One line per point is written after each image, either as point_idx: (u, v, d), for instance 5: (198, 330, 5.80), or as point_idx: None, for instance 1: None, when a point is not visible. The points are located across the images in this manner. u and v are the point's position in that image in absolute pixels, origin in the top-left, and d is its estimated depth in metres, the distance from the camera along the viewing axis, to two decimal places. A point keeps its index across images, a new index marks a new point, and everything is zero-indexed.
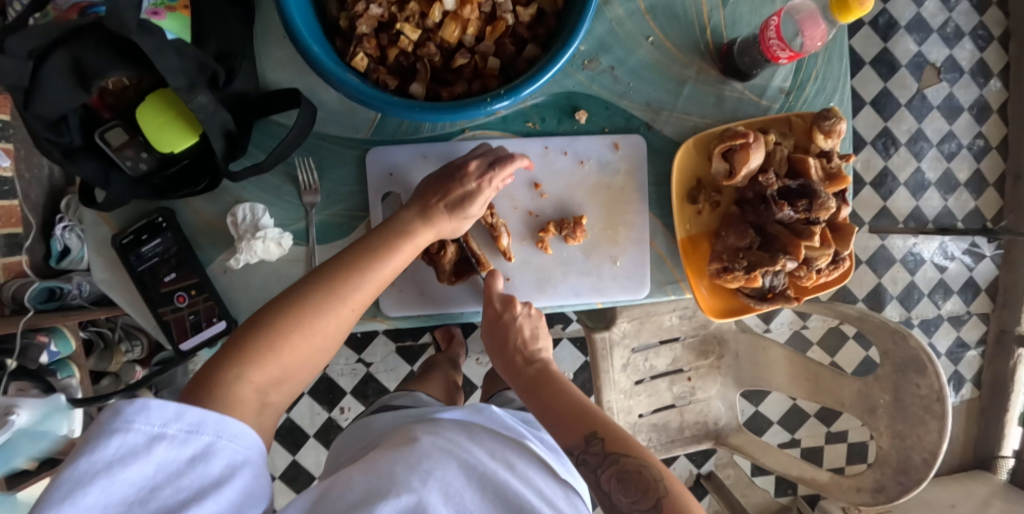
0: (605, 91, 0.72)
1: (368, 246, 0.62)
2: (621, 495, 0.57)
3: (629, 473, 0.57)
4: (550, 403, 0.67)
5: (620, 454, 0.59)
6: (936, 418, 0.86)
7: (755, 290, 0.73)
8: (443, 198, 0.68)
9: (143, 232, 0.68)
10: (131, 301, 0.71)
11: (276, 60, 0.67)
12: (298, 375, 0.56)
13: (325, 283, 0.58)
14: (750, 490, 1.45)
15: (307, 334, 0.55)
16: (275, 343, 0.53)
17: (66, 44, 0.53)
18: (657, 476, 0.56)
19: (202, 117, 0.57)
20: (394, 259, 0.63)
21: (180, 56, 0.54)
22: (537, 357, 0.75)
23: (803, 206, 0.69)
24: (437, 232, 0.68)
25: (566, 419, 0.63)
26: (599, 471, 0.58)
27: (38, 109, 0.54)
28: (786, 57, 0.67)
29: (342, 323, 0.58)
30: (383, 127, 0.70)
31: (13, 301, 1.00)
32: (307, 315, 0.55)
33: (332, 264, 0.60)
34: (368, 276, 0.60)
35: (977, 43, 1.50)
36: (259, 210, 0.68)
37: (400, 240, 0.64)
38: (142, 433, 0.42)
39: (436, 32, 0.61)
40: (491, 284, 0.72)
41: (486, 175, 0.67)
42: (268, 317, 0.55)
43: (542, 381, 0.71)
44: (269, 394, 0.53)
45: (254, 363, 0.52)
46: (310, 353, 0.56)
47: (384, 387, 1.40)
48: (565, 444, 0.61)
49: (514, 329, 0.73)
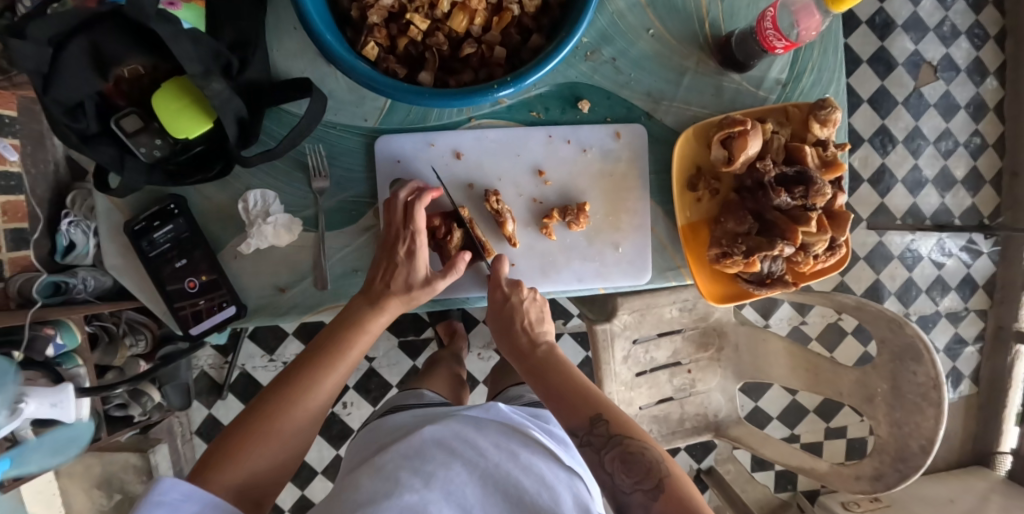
0: (607, 81, 0.74)
1: (324, 346, 0.67)
2: (624, 477, 0.56)
3: (633, 456, 0.57)
4: (555, 384, 0.66)
5: (624, 436, 0.58)
6: (933, 405, 0.87)
7: (754, 276, 0.74)
8: (388, 281, 0.69)
9: (154, 219, 0.70)
10: (142, 287, 0.72)
11: (287, 50, 0.69)
12: (273, 481, 0.59)
13: (282, 390, 0.62)
14: (750, 485, 1.46)
15: (267, 438, 0.59)
16: (240, 454, 0.57)
17: (85, 32, 0.55)
18: (659, 461, 0.56)
19: (217, 103, 0.58)
20: (351, 352, 0.67)
21: (195, 44, 0.55)
22: (543, 337, 0.73)
23: (800, 193, 0.70)
24: (392, 312, 0.70)
25: (568, 401, 0.63)
26: (602, 453, 0.57)
27: (55, 93, 0.56)
28: (782, 47, 0.68)
29: (301, 422, 0.61)
30: (391, 115, 0.72)
31: (18, 296, 0.97)
32: (266, 422, 0.59)
33: (291, 370, 0.64)
34: (324, 379, 0.64)
35: (973, 42, 1.52)
36: (271, 197, 0.70)
37: (356, 331, 0.68)
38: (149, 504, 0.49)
39: (445, 22, 0.62)
40: (499, 270, 0.73)
41: (411, 243, 0.69)
42: (231, 434, 0.58)
43: (548, 362, 0.69)
44: (243, 507, 0.55)
45: (222, 469, 0.55)
46: (277, 457, 0.59)
47: (387, 381, 1.41)
48: (569, 426, 0.61)
49: (519, 313, 0.72)
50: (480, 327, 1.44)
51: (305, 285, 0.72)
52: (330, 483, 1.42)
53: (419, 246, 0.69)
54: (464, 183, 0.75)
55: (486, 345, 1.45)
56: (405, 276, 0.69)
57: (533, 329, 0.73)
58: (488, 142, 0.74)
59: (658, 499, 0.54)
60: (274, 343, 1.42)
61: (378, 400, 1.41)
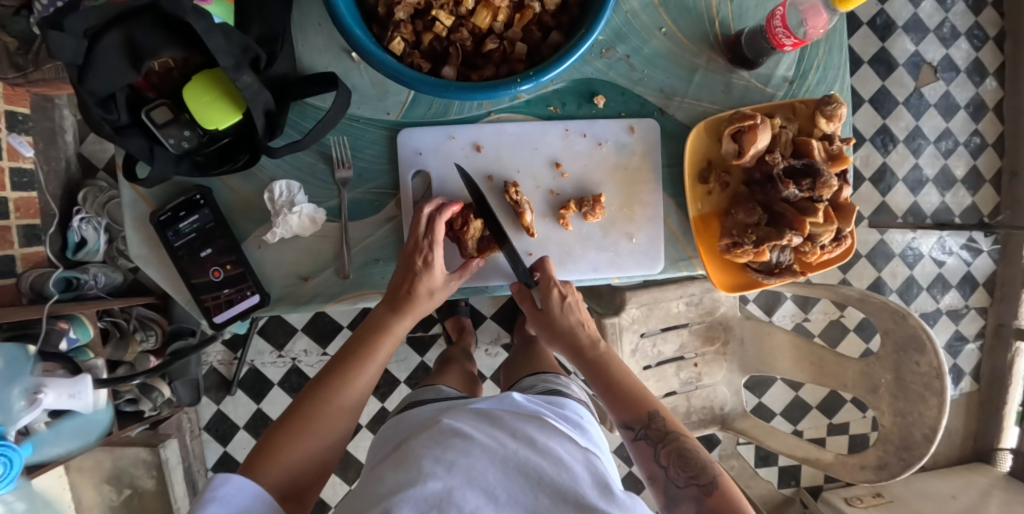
0: (621, 78, 0.76)
1: (353, 350, 0.70)
2: (679, 471, 0.63)
3: (686, 453, 0.65)
4: (611, 380, 0.71)
5: (678, 434, 0.66)
6: (935, 394, 0.89)
7: (762, 266, 0.77)
8: (409, 287, 0.71)
9: (181, 209, 0.72)
10: (167, 276, 0.74)
11: (313, 46, 0.71)
12: (313, 479, 0.61)
13: (315, 393, 0.65)
14: (753, 481, 1.47)
15: (303, 438, 0.61)
16: (282, 452, 0.59)
17: (120, 24, 0.57)
18: (710, 461, 0.64)
19: (247, 95, 0.60)
20: (379, 355, 0.70)
21: (226, 37, 0.57)
22: (597, 337, 0.76)
23: (806, 185, 0.72)
24: (415, 315, 0.73)
25: (629, 398, 0.69)
26: (659, 446, 0.65)
27: (92, 84, 0.57)
28: (790, 45, 0.70)
29: (334, 424, 0.64)
30: (412, 108, 0.74)
31: (30, 291, 1.05)
32: (303, 422, 0.62)
33: (325, 373, 0.67)
34: (355, 381, 0.67)
35: (972, 43, 1.54)
36: (295, 187, 0.72)
37: (382, 335, 0.71)
38: (205, 500, 0.52)
39: (469, 18, 0.65)
40: (546, 274, 0.76)
41: (428, 253, 0.71)
42: (271, 435, 0.61)
43: (606, 359, 0.73)
44: (286, 501, 0.58)
45: (264, 467, 0.58)
46: (315, 455, 0.62)
47: (395, 377, 1.43)
48: (629, 419, 0.68)
49: (574, 312, 0.76)
50: (488, 324, 1.46)
51: (327, 275, 0.74)
52: (339, 479, 1.43)
53: (435, 254, 0.71)
54: (484, 175, 0.77)
55: (494, 341, 1.47)
56: (426, 282, 0.71)
57: (586, 327, 0.76)
58: (507, 136, 0.77)
59: (710, 494, 0.61)
60: (283, 339, 1.42)
61: (385, 395, 1.43)
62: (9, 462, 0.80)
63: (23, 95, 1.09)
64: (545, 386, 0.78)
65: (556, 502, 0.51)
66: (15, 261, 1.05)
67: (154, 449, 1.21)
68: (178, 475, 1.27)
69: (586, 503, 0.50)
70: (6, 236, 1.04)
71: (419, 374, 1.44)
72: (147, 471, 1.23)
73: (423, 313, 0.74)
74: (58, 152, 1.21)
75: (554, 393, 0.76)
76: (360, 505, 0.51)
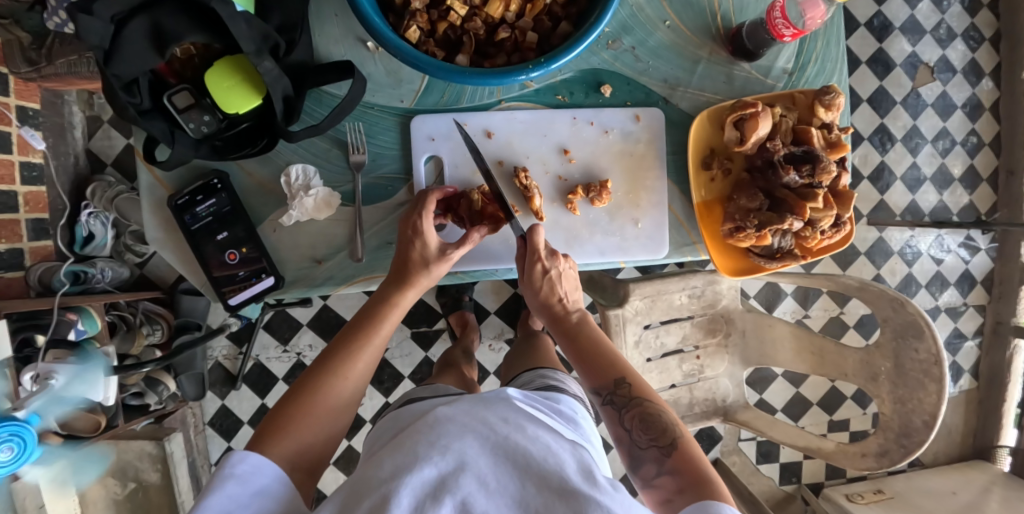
0: (627, 68, 0.79)
1: (359, 325, 0.71)
2: (641, 434, 0.65)
3: (650, 417, 0.66)
4: (585, 349, 0.73)
5: (643, 399, 0.68)
6: (934, 381, 0.91)
7: (764, 250, 0.79)
8: (413, 264, 0.73)
9: (198, 193, 0.74)
10: (184, 259, 0.76)
11: (328, 36, 0.73)
12: (323, 453, 0.63)
13: (323, 366, 0.66)
14: (754, 478, 1.52)
15: (310, 414, 0.63)
16: (290, 427, 0.61)
17: (146, 10, 0.59)
18: (673, 424, 0.65)
19: (268, 80, 0.63)
20: (384, 326, 0.71)
21: (249, 25, 0.59)
22: (576, 307, 0.78)
23: (806, 171, 0.75)
24: (419, 288, 0.74)
25: (596, 364, 0.71)
26: (623, 411, 0.67)
27: (117, 68, 0.60)
28: (790, 35, 0.72)
29: (342, 398, 0.65)
30: (426, 96, 0.77)
31: (39, 285, 1.07)
32: (309, 396, 0.64)
33: (332, 347, 0.69)
34: (361, 356, 0.68)
35: (968, 44, 1.57)
36: (311, 172, 0.74)
37: (388, 307, 0.72)
38: (223, 477, 0.55)
39: (482, 9, 0.67)
40: (535, 242, 0.74)
41: (416, 221, 0.73)
42: (281, 409, 0.63)
43: (580, 329, 0.75)
44: (296, 474, 0.60)
45: (275, 439, 0.60)
46: (325, 428, 0.64)
47: (399, 372, 1.45)
48: (596, 385, 0.70)
49: (553, 282, 0.76)
50: (492, 319, 1.47)
51: (341, 258, 0.76)
52: (341, 474, 1.45)
53: (425, 222, 0.73)
54: (495, 160, 0.79)
55: (497, 336, 1.48)
56: (419, 250, 0.73)
57: (567, 300, 0.78)
58: (516, 124, 0.79)
59: (670, 456, 0.63)
60: (288, 334, 1.44)
61: (389, 390, 1.45)
62: (23, 445, 0.81)
63: (34, 91, 1.10)
64: (543, 381, 0.80)
65: (542, 489, 0.51)
66: (22, 254, 1.07)
67: (159, 442, 1.22)
68: (183, 469, 1.27)
69: (570, 488, 0.50)
70: (15, 229, 1.06)
71: (423, 369, 1.46)
72: (153, 465, 1.24)
73: (428, 286, 0.74)
74: (67, 147, 1.23)
75: (550, 388, 0.76)
76: (357, 487, 0.53)
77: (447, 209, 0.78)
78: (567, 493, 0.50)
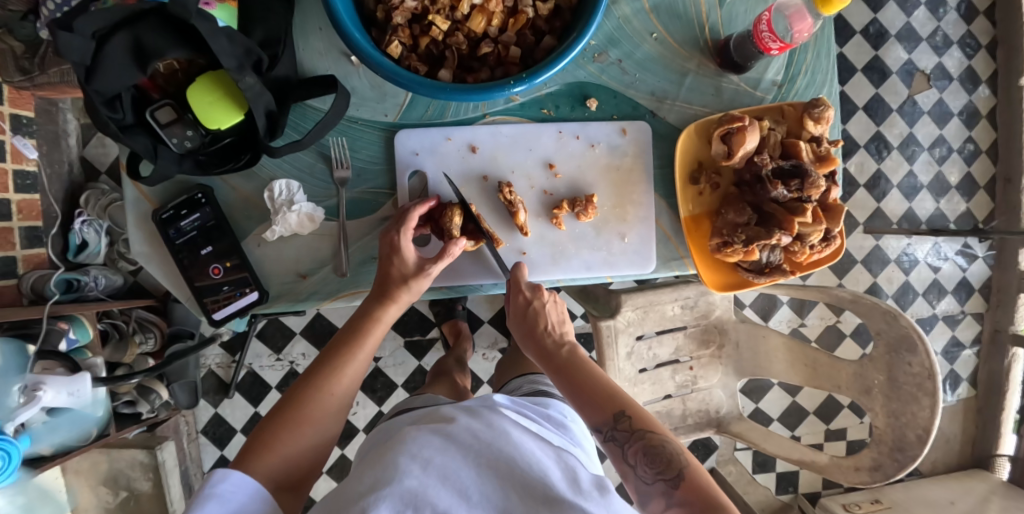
0: (614, 81, 0.78)
1: (341, 341, 0.70)
2: (646, 468, 0.62)
3: (653, 449, 0.62)
4: (580, 380, 0.69)
5: (646, 430, 0.64)
6: (928, 395, 0.90)
7: (753, 265, 0.79)
8: (396, 280, 0.73)
9: (182, 207, 0.73)
10: (167, 274, 0.76)
11: (314, 50, 0.73)
12: (309, 470, 0.62)
13: (308, 381, 0.66)
14: (751, 487, 1.47)
15: (295, 429, 0.62)
16: (275, 440, 0.61)
17: (128, 27, 0.58)
18: (678, 453, 0.62)
19: (249, 96, 0.62)
20: (369, 342, 0.71)
21: (230, 40, 0.59)
22: (565, 339, 0.75)
23: (795, 186, 0.74)
24: (401, 304, 0.73)
25: (595, 398, 0.67)
26: (626, 446, 0.63)
27: (98, 84, 0.59)
28: (777, 48, 0.72)
29: (327, 411, 0.65)
30: (410, 110, 0.76)
31: (31, 292, 1.07)
32: (294, 411, 0.63)
33: (316, 363, 0.68)
34: (345, 373, 0.68)
35: (965, 51, 1.56)
36: (294, 187, 0.74)
37: (371, 323, 0.72)
38: (202, 498, 0.54)
39: (464, 23, 0.67)
40: (518, 275, 0.77)
41: (395, 237, 0.72)
42: (265, 426, 0.62)
43: (572, 361, 0.72)
44: (279, 492, 0.59)
45: (258, 456, 0.59)
46: (310, 442, 0.63)
47: (393, 381, 1.44)
48: (595, 422, 0.66)
49: (541, 315, 0.76)
50: (485, 328, 1.46)
51: (325, 273, 0.76)
52: (334, 483, 1.43)
53: (403, 238, 0.73)
54: (479, 175, 0.79)
55: (491, 345, 1.47)
56: (398, 267, 0.73)
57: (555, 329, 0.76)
58: (501, 138, 0.78)
59: (679, 489, 0.59)
60: (281, 342, 1.43)
61: (383, 399, 1.44)
62: (9, 456, 0.79)
63: (28, 99, 1.10)
64: (532, 387, 0.79)
65: (524, 498, 0.49)
66: (16, 262, 1.07)
67: (151, 451, 1.21)
68: (174, 478, 1.26)
69: (555, 496, 0.49)
70: (9, 237, 1.05)
71: (416, 378, 1.45)
72: (144, 474, 1.22)
73: (411, 299, 0.74)
74: (62, 155, 1.22)
75: (542, 397, 0.76)
76: (336, 501, 0.51)
77: (429, 220, 0.78)
78: (552, 501, 0.48)
